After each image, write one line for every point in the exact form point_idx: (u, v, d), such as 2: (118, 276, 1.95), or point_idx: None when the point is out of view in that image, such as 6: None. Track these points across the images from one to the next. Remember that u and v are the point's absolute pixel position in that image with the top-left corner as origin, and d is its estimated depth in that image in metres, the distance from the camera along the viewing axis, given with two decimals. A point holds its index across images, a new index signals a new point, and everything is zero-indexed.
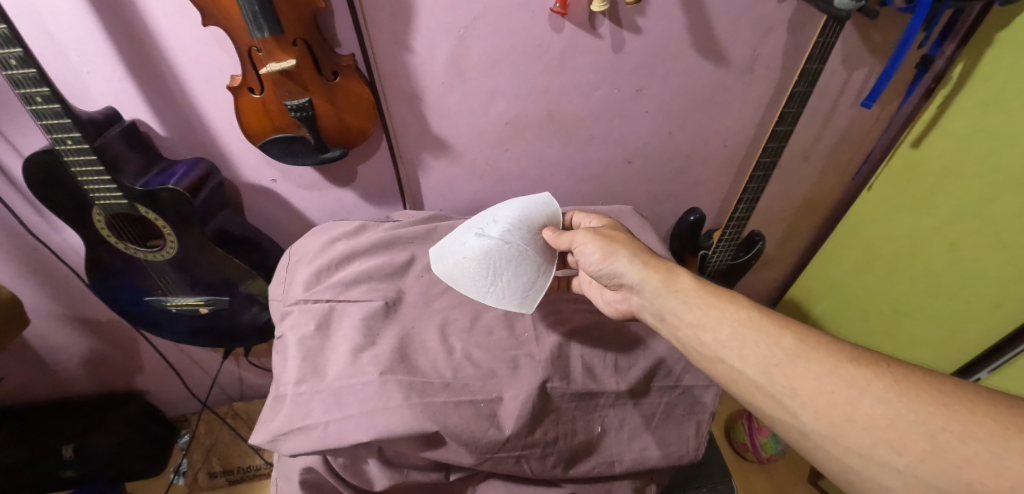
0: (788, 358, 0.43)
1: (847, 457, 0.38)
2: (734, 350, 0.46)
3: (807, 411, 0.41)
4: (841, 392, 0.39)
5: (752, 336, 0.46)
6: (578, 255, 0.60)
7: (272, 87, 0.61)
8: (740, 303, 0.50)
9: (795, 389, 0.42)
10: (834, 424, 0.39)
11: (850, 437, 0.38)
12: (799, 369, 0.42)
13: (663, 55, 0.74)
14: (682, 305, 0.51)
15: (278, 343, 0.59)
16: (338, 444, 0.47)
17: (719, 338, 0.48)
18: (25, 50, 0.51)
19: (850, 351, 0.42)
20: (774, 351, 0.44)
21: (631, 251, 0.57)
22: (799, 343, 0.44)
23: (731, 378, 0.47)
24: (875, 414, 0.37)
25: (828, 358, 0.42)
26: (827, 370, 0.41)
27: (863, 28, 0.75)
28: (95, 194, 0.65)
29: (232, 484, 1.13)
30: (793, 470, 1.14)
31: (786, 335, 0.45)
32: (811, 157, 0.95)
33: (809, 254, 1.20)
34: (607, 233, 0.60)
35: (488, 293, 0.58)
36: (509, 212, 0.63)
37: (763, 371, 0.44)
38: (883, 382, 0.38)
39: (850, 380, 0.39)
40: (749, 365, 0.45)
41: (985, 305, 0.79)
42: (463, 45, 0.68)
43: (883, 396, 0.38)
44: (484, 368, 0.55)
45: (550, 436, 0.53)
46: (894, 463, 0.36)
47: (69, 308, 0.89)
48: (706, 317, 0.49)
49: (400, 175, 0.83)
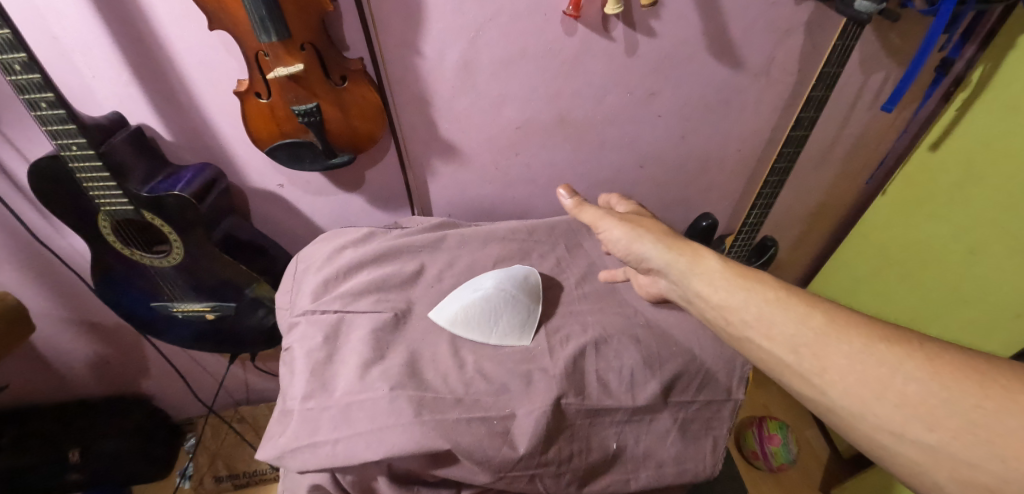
0: (819, 337, 0.40)
1: (877, 434, 0.35)
2: (761, 329, 0.43)
3: (837, 390, 0.37)
4: (870, 370, 0.36)
5: (781, 316, 0.42)
6: (604, 238, 0.59)
7: (279, 92, 0.60)
8: (767, 283, 0.45)
9: (825, 368, 0.38)
10: (863, 402, 0.36)
11: (879, 414, 0.35)
12: (830, 347, 0.38)
13: (678, 58, 0.72)
14: (707, 287, 0.48)
15: (286, 354, 0.58)
16: (345, 463, 0.46)
17: (745, 318, 0.44)
18: (29, 56, 0.49)
19: (882, 330, 0.38)
20: (802, 330, 0.41)
21: (655, 233, 0.54)
22: (830, 321, 0.40)
23: (761, 358, 0.43)
24: (908, 393, 0.34)
25: (859, 336, 0.38)
26: (857, 349, 0.37)
27: (882, 31, 0.73)
28: (100, 200, 0.64)
29: (238, 488, 1.14)
30: (804, 479, 1.12)
31: (815, 313, 0.41)
32: (827, 161, 0.93)
33: (821, 258, 1.18)
34: (631, 217, 0.58)
35: (491, 334, 0.60)
36: (496, 269, 0.66)
37: (791, 349, 0.41)
38: (916, 360, 0.35)
39: (881, 359, 0.36)
40: (776, 345, 0.42)
41: (1007, 311, 0.75)
42: (474, 48, 0.66)
43: (916, 375, 0.35)
44: (496, 383, 0.54)
45: (564, 454, 0.51)
46: (926, 440, 0.33)
47: (74, 312, 0.88)
48: (731, 298, 0.46)
49: (409, 180, 0.82)
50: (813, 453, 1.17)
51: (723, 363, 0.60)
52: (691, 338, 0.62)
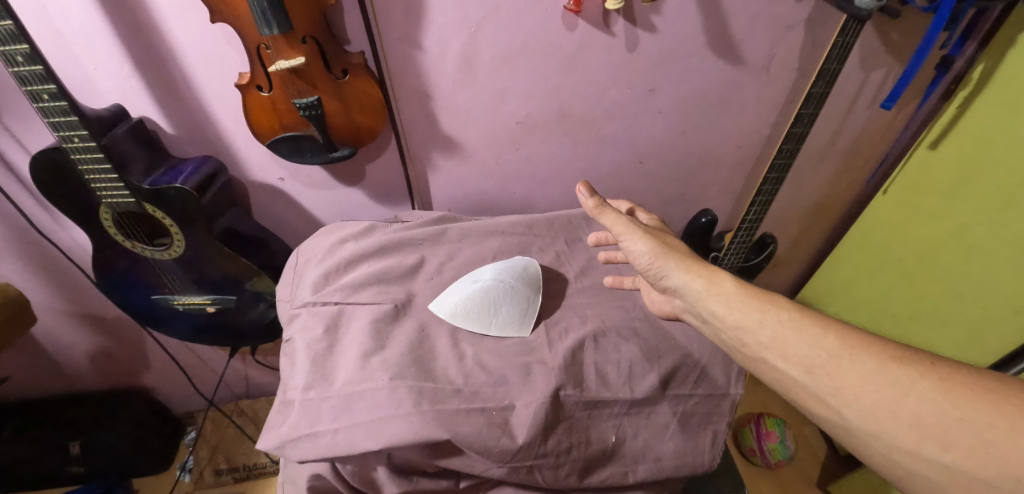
0: (832, 358, 0.39)
1: (894, 454, 0.36)
2: (775, 351, 0.43)
3: (853, 410, 0.37)
4: (885, 391, 0.36)
5: (794, 338, 0.42)
6: (624, 249, 0.55)
7: (280, 85, 0.60)
8: (781, 305, 0.45)
9: (840, 388, 0.38)
10: (879, 422, 0.36)
11: (894, 434, 0.35)
12: (845, 368, 0.38)
13: (678, 54, 0.72)
14: (722, 308, 0.47)
15: (286, 345, 0.58)
16: (347, 451, 0.46)
17: (760, 339, 0.44)
18: (32, 47, 0.50)
19: (894, 349, 0.38)
20: (816, 351, 0.40)
21: (677, 253, 0.52)
22: (842, 342, 0.40)
23: (776, 379, 0.43)
24: (922, 413, 0.35)
25: (872, 356, 0.38)
26: (871, 370, 0.37)
27: (882, 27, 0.73)
28: (102, 192, 0.64)
29: (238, 482, 1.15)
30: (801, 475, 1.13)
31: (828, 334, 0.41)
32: (826, 158, 0.94)
33: (819, 255, 1.19)
34: (655, 232, 0.54)
35: (491, 323, 0.60)
36: (495, 262, 0.66)
37: (806, 370, 0.40)
38: (928, 380, 0.35)
39: (894, 379, 0.36)
40: (791, 365, 0.41)
41: (1003, 311, 0.75)
42: (475, 42, 0.66)
43: (930, 395, 0.35)
44: (495, 375, 0.54)
45: (564, 446, 0.52)
46: (941, 458, 0.33)
47: (75, 305, 0.89)
48: (746, 319, 0.45)
49: (409, 175, 0.82)
50: (810, 450, 1.17)
51: (719, 359, 0.61)
52: (689, 332, 0.62)
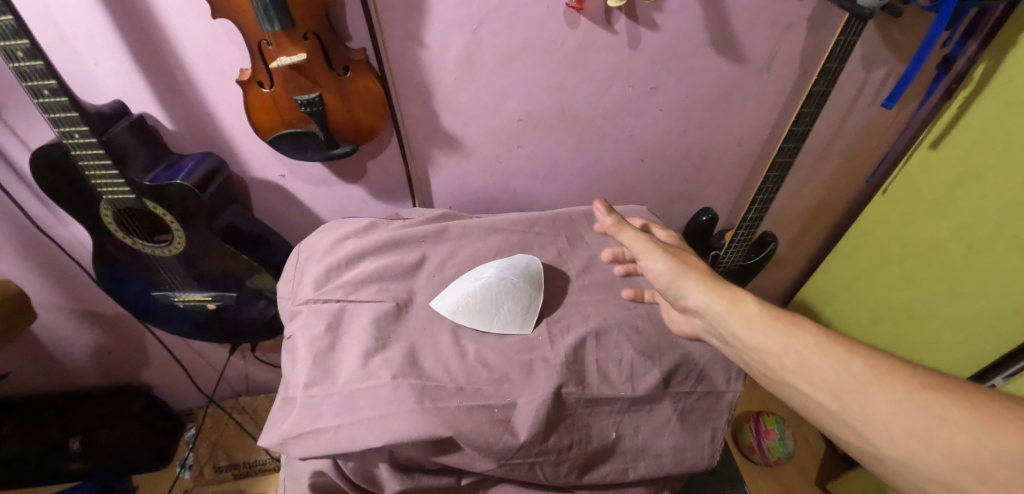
0: (861, 385, 0.37)
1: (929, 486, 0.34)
2: (801, 375, 0.40)
3: (884, 439, 0.35)
4: (917, 420, 0.34)
5: (820, 362, 0.40)
6: (642, 267, 0.55)
7: (281, 82, 0.60)
8: (805, 327, 0.43)
9: (869, 416, 0.36)
10: (911, 451, 0.34)
11: (928, 465, 0.33)
12: (874, 394, 0.36)
13: (680, 52, 0.72)
14: (744, 330, 0.45)
15: (287, 343, 0.58)
16: (349, 447, 0.46)
17: (784, 363, 0.42)
18: (32, 42, 0.49)
19: (923, 376, 0.36)
20: (843, 377, 0.38)
21: (697, 272, 0.51)
22: (871, 368, 0.38)
23: (802, 404, 0.41)
24: (956, 443, 0.33)
25: (902, 383, 0.36)
26: (902, 397, 0.36)
27: (884, 26, 0.73)
28: (102, 188, 0.64)
29: (239, 478, 1.14)
30: (800, 473, 1.13)
31: (855, 359, 0.39)
32: (827, 157, 0.94)
33: (819, 253, 1.19)
34: (675, 250, 0.54)
35: (493, 320, 0.60)
36: (497, 260, 0.66)
37: (833, 396, 0.38)
38: (963, 410, 0.34)
39: (926, 408, 0.35)
40: (818, 391, 0.39)
41: (1005, 311, 0.76)
42: (476, 40, 0.66)
43: (965, 425, 0.33)
44: (497, 372, 0.55)
45: (565, 442, 0.52)
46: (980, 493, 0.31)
47: (75, 301, 0.88)
48: (769, 342, 0.43)
49: (410, 172, 0.82)
50: (809, 448, 1.17)
51: (716, 357, 0.61)
52: None
